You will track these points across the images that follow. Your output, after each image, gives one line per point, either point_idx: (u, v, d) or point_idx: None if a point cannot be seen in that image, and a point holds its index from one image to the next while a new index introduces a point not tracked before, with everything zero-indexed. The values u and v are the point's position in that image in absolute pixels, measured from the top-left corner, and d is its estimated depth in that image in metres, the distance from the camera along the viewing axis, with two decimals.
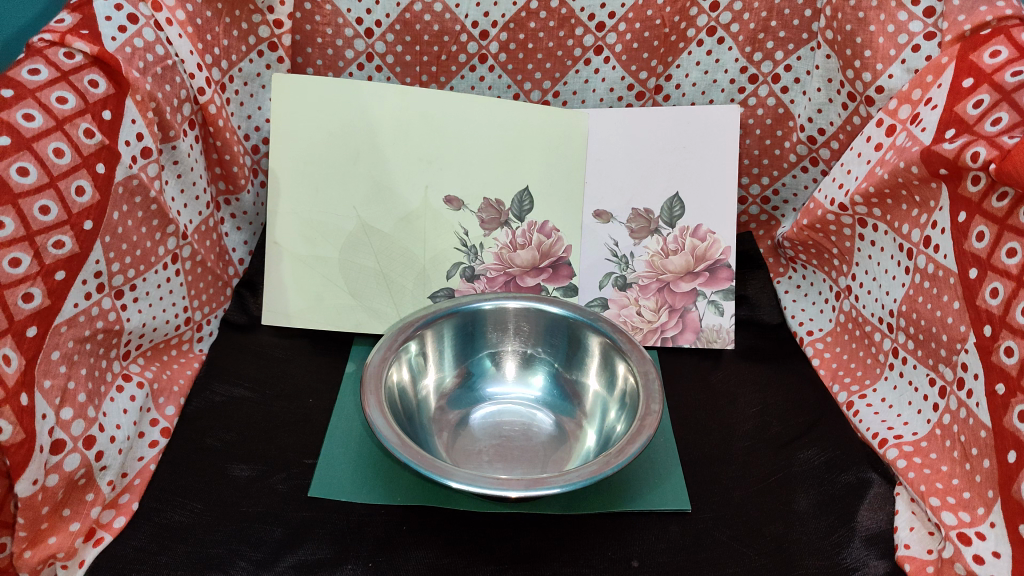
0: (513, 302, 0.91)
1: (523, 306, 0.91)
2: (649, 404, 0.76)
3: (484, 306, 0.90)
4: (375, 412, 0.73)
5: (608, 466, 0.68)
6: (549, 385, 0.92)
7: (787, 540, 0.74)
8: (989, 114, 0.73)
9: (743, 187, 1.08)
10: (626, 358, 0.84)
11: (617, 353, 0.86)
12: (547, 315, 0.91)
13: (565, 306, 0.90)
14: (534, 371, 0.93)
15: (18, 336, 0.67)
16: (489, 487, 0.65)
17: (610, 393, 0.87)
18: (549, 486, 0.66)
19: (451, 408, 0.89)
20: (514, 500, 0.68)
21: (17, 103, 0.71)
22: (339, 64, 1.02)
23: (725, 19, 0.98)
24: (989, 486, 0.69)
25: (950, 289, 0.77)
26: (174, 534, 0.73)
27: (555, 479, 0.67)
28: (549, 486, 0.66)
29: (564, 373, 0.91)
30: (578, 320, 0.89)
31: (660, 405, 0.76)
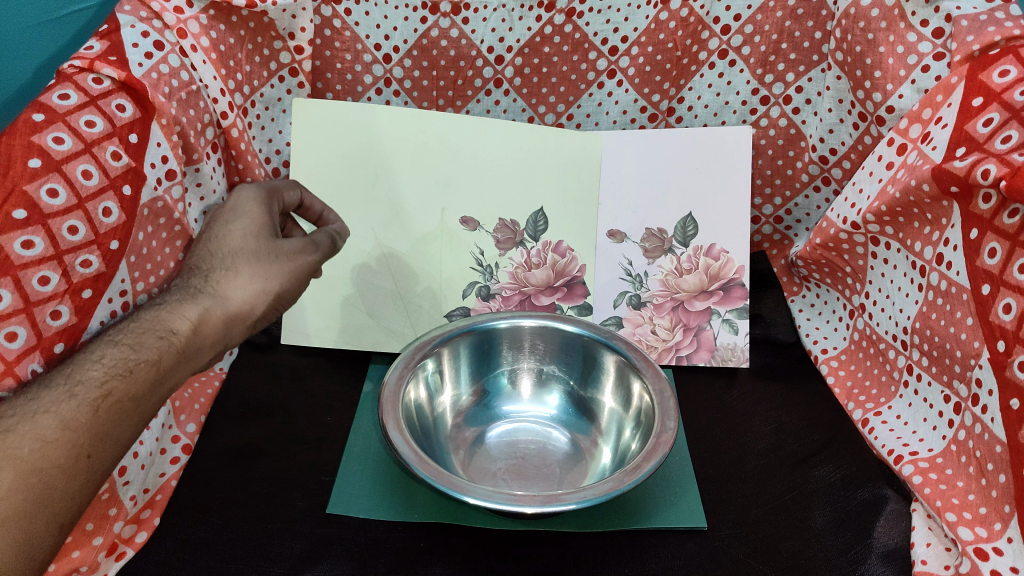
0: (530, 320, 0.92)
1: (539, 325, 0.92)
2: (664, 421, 0.76)
3: (499, 325, 0.91)
4: (392, 429, 0.74)
5: (623, 483, 0.69)
6: (564, 403, 0.93)
7: (803, 557, 0.74)
8: (998, 132, 0.74)
9: (756, 207, 1.09)
10: (641, 375, 0.84)
11: (632, 371, 0.86)
12: (562, 333, 0.92)
13: (581, 324, 0.91)
14: (549, 390, 0.93)
15: (46, 352, 0.70)
16: (503, 502, 0.66)
17: (625, 411, 0.87)
18: (567, 502, 0.66)
19: (468, 426, 0.90)
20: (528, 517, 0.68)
21: (48, 127, 0.74)
22: (358, 89, 1.04)
23: (736, 42, 0.99)
24: (1006, 501, 0.69)
25: (963, 305, 0.77)
26: (195, 550, 0.74)
27: (571, 495, 0.67)
28: (564, 502, 0.66)
29: (579, 391, 0.92)
30: (594, 339, 0.90)
31: (676, 423, 0.76)
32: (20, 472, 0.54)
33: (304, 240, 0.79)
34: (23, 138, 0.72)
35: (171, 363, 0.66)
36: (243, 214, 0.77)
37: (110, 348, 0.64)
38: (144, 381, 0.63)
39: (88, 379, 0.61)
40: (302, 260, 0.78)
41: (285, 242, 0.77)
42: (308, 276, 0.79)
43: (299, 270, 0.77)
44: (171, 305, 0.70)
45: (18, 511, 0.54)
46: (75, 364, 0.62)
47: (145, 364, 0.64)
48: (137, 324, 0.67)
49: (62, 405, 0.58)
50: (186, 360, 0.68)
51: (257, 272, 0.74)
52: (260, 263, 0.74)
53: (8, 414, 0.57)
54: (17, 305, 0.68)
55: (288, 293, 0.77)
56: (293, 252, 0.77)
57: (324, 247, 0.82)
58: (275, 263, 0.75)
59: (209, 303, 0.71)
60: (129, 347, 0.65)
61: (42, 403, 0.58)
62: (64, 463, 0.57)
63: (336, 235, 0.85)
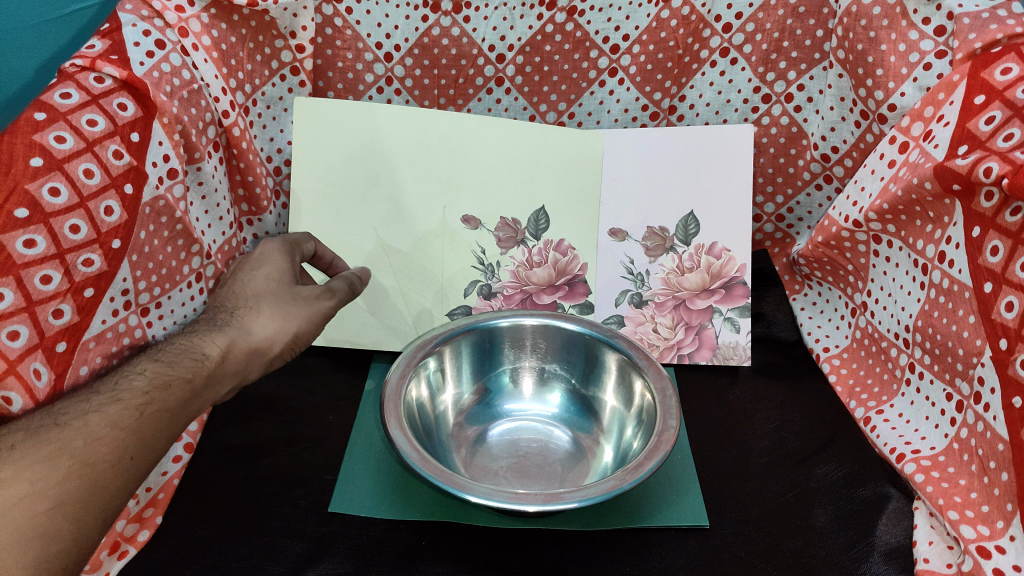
0: (531, 319, 0.91)
1: (540, 324, 0.91)
2: (666, 419, 0.76)
3: (500, 323, 0.91)
4: (393, 428, 0.74)
5: (624, 482, 0.69)
6: (566, 402, 0.93)
7: (806, 556, 0.74)
8: (1001, 130, 0.74)
9: (758, 205, 1.09)
10: (643, 374, 0.84)
11: (634, 369, 0.86)
12: (564, 332, 0.91)
13: (583, 323, 0.90)
14: (551, 388, 0.93)
15: (49, 351, 0.70)
16: (506, 500, 0.66)
17: (627, 410, 0.87)
18: (568, 500, 0.66)
19: (469, 424, 0.90)
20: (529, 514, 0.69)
21: (50, 126, 0.74)
22: (359, 87, 1.04)
23: (737, 39, 0.99)
24: (1008, 499, 0.69)
25: (966, 303, 0.77)
26: (197, 549, 0.74)
27: (572, 494, 0.67)
28: (566, 501, 0.66)
29: (581, 389, 0.92)
30: (596, 337, 0.89)
31: (678, 421, 0.76)
32: (74, 464, 0.58)
33: (321, 286, 0.84)
34: (25, 137, 0.72)
35: (203, 383, 0.71)
36: (266, 263, 0.84)
37: (150, 364, 0.68)
38: (180, 396, 0.67)
39: (132, 388, 0.65)
40: (322, 302, 0.82)
41: (304, 287, 0.82)
42: (326, 319, 0.83)
43: (317, 313, 0.81)
44: (201, 333, 0.75)
45: (70, 500, 0.57)
46: (118, 376, 0.67)
47: (182, 381, 0.68)
48: (171, 347, 0.72)
49: (110, 409, 0.62)
50: (214, 383, 0.72)
51: (277, 313, 0.79)
52: (280, 305, 0.79)
53: (60, 414, 0.61)
54: (19, 305, 0.68)
55: (307, 335, 0.81)
56: (313, 295, 0.82)
57: (345, 292, 0.85)
58: (294, 304, 0.80)
59: (234, 335, 0.76)
60: (168, 364, 0.69)
61: (90, 407, 0.62)
62: (110, 462, 0.60)
63: (357, 283, 0.89)
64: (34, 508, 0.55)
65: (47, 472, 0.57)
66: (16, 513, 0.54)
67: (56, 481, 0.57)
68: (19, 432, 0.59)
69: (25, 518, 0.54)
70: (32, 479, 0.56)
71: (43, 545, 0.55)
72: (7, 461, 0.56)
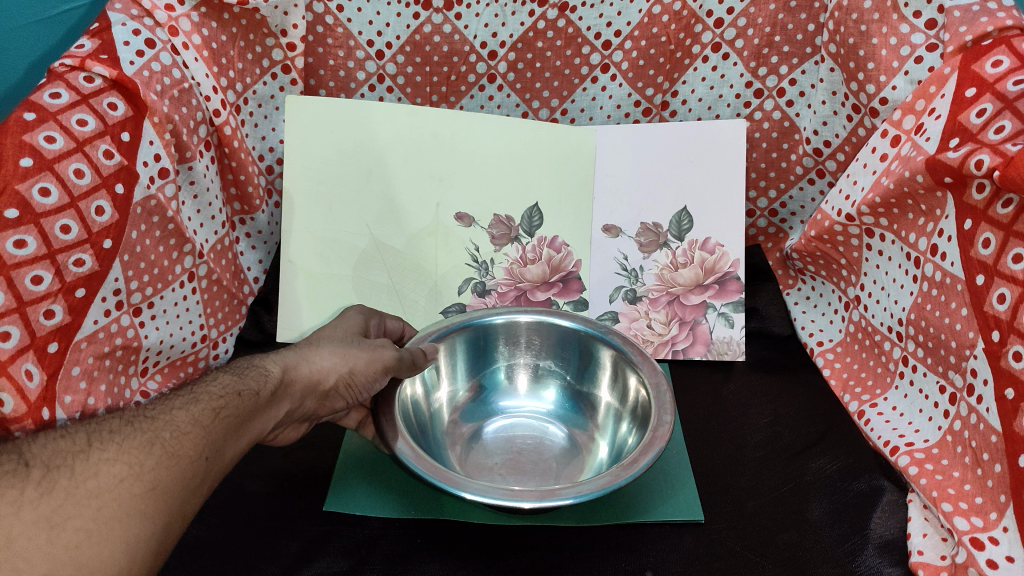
0: (525, 316, 0.91)
1: (534, 320, 0.91)
2: (660, 414, 0.76)
3: (494, 320, 0.91)
4: (388, 426, 0.74)
5: (619, 477, 0.68)
6: (561, 399, 0.93)
7: (801, 549, 0.74)
8: (992, 122, 0.74)
9: (751, 200, 1.09)
10: (637, 369, 0.84)
11: (628, 365, 0.86)
12: (558, 328, 0.91)
13: (577, 319, 0.90)
14: (546, 386, 0.93)
15: (40, 351, 0.70)
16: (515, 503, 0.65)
17: (622, 408, 0.87)
18: (561, 497, 0.66)
19: (465, 422, 0.90)
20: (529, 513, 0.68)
21: (39, 126, 0.74)
22: (351, 85, 1.04)
23: (729, 35, 0.99)
24: (1001, 490, 0.69)
25: (958, 296, 0.77)
26: (192, 549, 0.74)
27: (566, 490, 0.67)
28: (560, 497, 0.66)
29: (576, 385, 0.92)
30: (591, 335, 0.89)
31: (672, 416, 0.76)
32: (163, 452, 0.56)
33: (387, 341, 0.77)
34: (15, 137, 0.72)
35: (267, 399, 0.67)
36: (340, 318, 0.81)
37: (222, 374, 0.66)
38: (248, 406, 0.64)
39: (206, 393, 0.63)
40: (385, 355, 0.74)
41: (371, 339, 0.76)
42: (382, 376, 0.74)
43: (374, 363, 0.73)
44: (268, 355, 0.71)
45: (164, 487, 0.55)
46: (194, 382, 0.65)
47: (251, 391, 0.65)
48: (240, 363, 0.69)
49: (188, 407, 0.61)
50: (271, 405, 0.68)
51: (336, 352, 0.73)
52: (341, 345, 0.74)
53: (145, 411, 0.60)
54: (11, 305, 0.68)
55: (359, 383, 0.73)
56: (379, 347, 0.75)
57: (410, 361, 0.77)
58: (353, 347, 0.74)
59: (294, 361, 0.71)
60: (239, 372, 0.67)
61: (174, 405, 0.61)
62: (192, 458, 0.58)
63: (427, 358, 0.80)
64: (132, 488, 0.53)
65: (142, 458, 0.55)
66: (116, 489, 0.53)
67: (150, 466, 0.55)
68: (116, 422, 0.58)
69: (125, 497, 0.53)
70: (130, 462, 0.54)
71: (141, 524, 0.52)
72: (108, 444, 0.55)
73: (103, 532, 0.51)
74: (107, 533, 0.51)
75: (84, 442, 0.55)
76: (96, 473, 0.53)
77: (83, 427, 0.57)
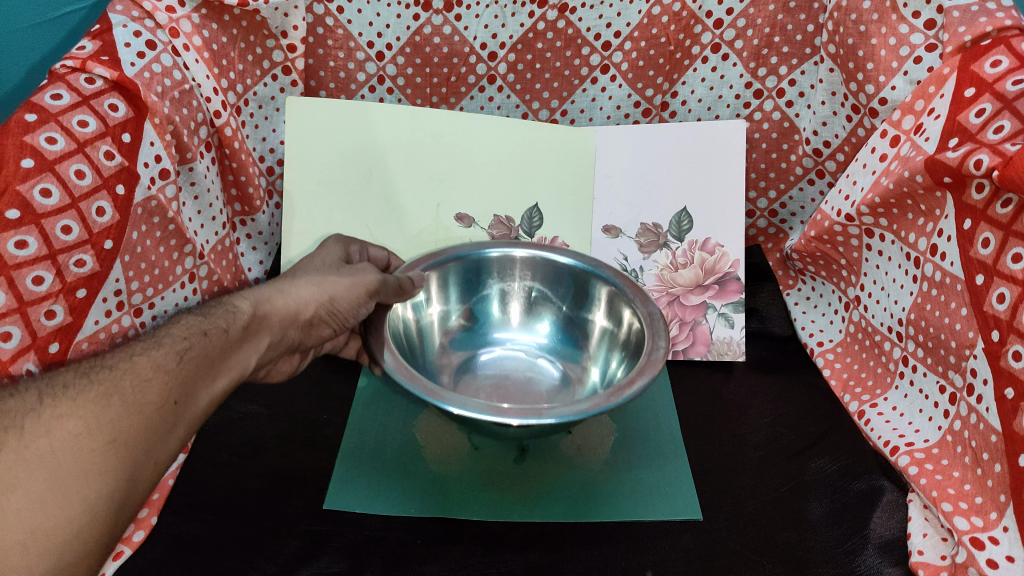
0: (520, 251, 0.90)
1: (530, 255, 0.90)
2: (654, 340, 0.75)
3: (489, 254, 0.90)
4: (376, 342, 0.74)
5: (607, 402, 0.66)
6: (555, 336, 0.93)
7: (801, 549, 0.74)
8: (991, 122, 0.74)
9: (751, 200, 1.09)
10: (630, 302, 0.83)
11: (623, 301, 0.85)
12: (554, 264, 0.90)
13: (572, 255, 0.89)
14: (540, 318, 0.93)
15: (41, 351, 0.71)
16: (503, 411, 0.64)
17: (613, 339, 0.86)
18: (545, 416, 0.64)
19: (454, 351, 0.91)
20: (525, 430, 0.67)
21: (41, 127, 0.74)
22: (351, 87, 1.04)
23: (729, 36, 0.99)
24: (1001, 490, 0.70)
25: (958, 296, 0.77)
26: (191, 548, 0.74)
27: (553, 410, 0.65)
28: (544, 416, 0.64)
29: (570, 323, 0.92)
30: (588, 271, 0.88)
31: (667, 339, 0.75)
32: (124, 403, 0.55)
33: (366, 265, 0.76)
34: (16, 138, 0.72)
35: (241, 335, 0.66)
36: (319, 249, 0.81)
37: (188, 316, 0.65)
38: (218, 345, 0.64)
39: (171, 335, 0.62)
40: (367, 279, 0.74)
41: (347, 265, 0.75)
42: (364, 300, 0.74)
43: (355, 287, 0.73)
44: (239, 292, 0.70)
45: (126, 438, 0.54)
46: (160, 326, 0.64)
47: (220, 329, 0.65)
48: (210, 303, 0.68)
49: (150, 352, 0.59)
50: (247, 341, 0.67)
51: (312, 284, 0.72)
52: (316, 275, 0.73)
53: (104, 360, 0.58)
54: (11, 306, 0.69)
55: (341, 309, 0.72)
56: (358, 271, 0.74)
57: (395, 287, 0.76)
58: (329, 275, 0.73)
59: (266, 296, 0.70)
60: (207, 313, 0.66)
61: (135, 351, 0.59)
62: (158, 403, 0.57)
63: (414, 285, 0.79)
64: (91, 444, 0.52)
65: (101, 410, 0.54)
66: (72, 448, 0.51)
67: (110, 418, 0.54)
68: (70, 375, 0.56)
69: (84, 454, 0.51)
70: (86, 417, 0.53)
71: (101, 483, 0.52)
72: (60, 400, 0.53)
73: (59, 496, 0.50)
74: (63, 496, 0.50)
75: (35, 400, 0.53)
76: (50, 432, 0.52)
77: (35, 383, 0.56)
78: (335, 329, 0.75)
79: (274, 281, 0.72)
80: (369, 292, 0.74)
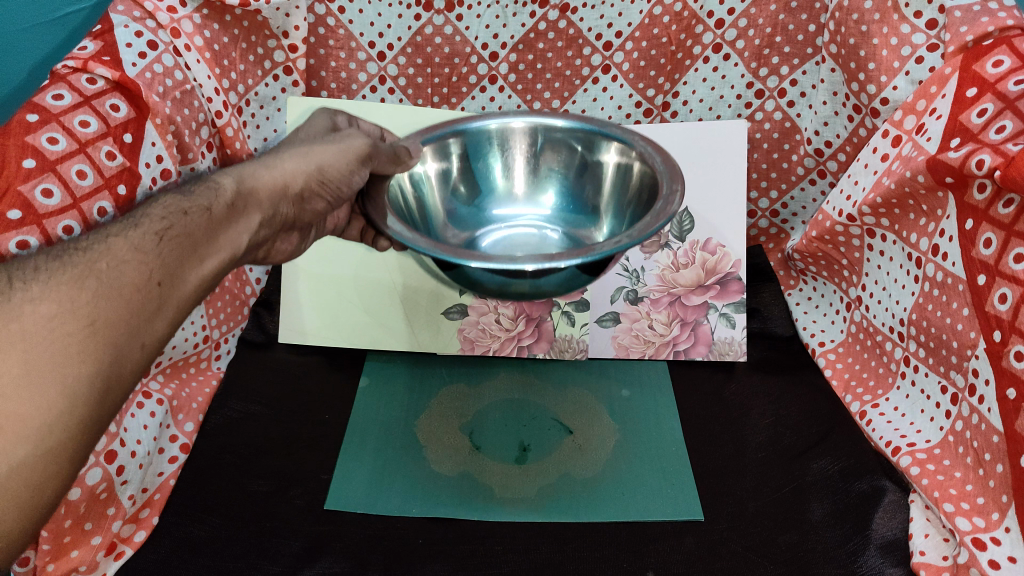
0: (518, 120, 0.80)
1: (528, 124, 0.80)
2: (671, 186, 0.67)
3: (485, 127, 0.80)
4: (374, 209, 0.67)
5: (625, 240, 0.60)
6: (562, 209, 0.81)
7: (803, 550, 0.74)
8: (992, 122, 0.74)
9: (752, 201, 1.09)
10: (642, 155, 0.73)
11: (634, 157, 0.74)
12: (555, 130, 0.79)
13: (574, 119, 0.79)
14: (545, 189, 0.82)
15: None
16: (497, 260, 0.58)
17: (624, 197, 0.75)
18: (569, 259, 0.58)
19: (455, 227, 0.79)
20: (529, 282, 0.61)
21: (42, 127, 0.73)
22: (352, 87, 1.04)
23: (730, 36, 0.99)
24: (1003, 491, 0.69)
25: (960, 296, 0.77)
26: (193, 549, 0.74)
27: (576, 253, 0.59)
28: (568, 259, 0.58)
29: (576, 195, 0.81)
30: (592, 131, 0.78)
31: (685, 184, 0.66)
32: (100, 283, 0.52)
33: (356, 132, 0.72)
34: (17, 138, 0.72)
35: (227, 212, 0.64)
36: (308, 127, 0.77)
37: (168, 196, 0.62)
38: (200, 222, 0.61)
39: (150, 216, 0.60)
40: (356, 144, 0.70)
41: (336, 135, 0.71)
42: (356, 165, 0.70)
43: (346, 156, 0.69)
44: (223, 173, 0.67)
45: (103, 319, 0.51)
46: (140, 207, 0.61)
47: (201, 207, 0.62)
48: (194, 184, 0.65)
49: (126, 232, 0.57)
50: (234, 217, 0.64)
51: (298, 158, 0.68)
52: (301, 149, 0.69)
53: (78, 241, 0.56)
54: None
55: (332, 181, 0.69)
56: (347, 138, 0.70)
57: (390, 154, 0.70)
58: (316, 147, 0.69)
59: (250, 175, 0.67)
60: (188, 193, 0.63)
61: (110, 232, 0.57)
62: (136, 285, 0.54)
63: (414, 155, 0.72)
64: (64, 327, 0.49)
65: (73, 293, 0.51)
66: (46, 331, 0.49)
67: (84, 300, 0.51)
68: (41, 259, 0.53)
69: (58, 337, 0.49)
70: (58, 299, 0.50)
71: (81, 363, 0.49)
72: (30, 282, 0.50)
73: (33, 380, 0.47)
74: (40, 377, 0.48)
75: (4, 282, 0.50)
76: (19, 316, 0.49)
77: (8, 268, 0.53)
78: (332, 206, 0.72)
79: (260, 160, 0.69)
80: (362, 158, 0.70)
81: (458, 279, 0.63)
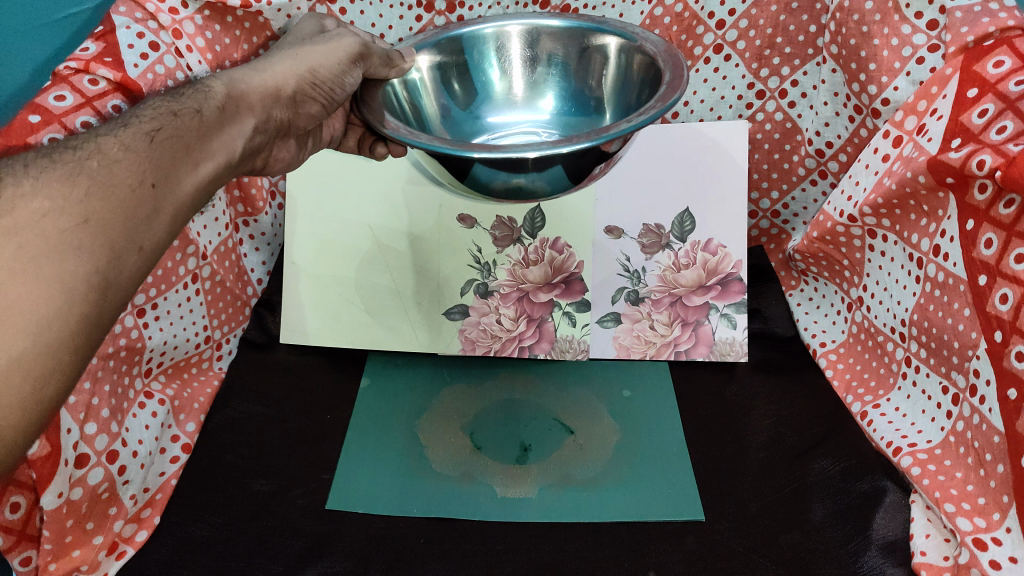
0: (515, 23, 0.81)
1: (525, 27, 0.81)
2: (676, 72, 0.68)
3: (481, 31, 0.81)
4: (371, 116, 0.69)
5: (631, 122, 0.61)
6: (560, 113, 0.83)
7: (805, 550, 0.75)
8: (993, 122, 0.74)
9: (754, 201, 1.10)
10: (641, 48, 0.75)
11: (632, 52, 0.76)
12: (552, 32, 0.81)
13: (570, 19, 0.80)
14: (543, 94, 0.83)
15: None
16: (501, 149, 0.59)
17: (624, 92, 0.77)
18: (573, 142, 0.59)
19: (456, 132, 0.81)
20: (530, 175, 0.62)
21: (44, 128, 0.74)
22: None
23: (731, 36, 0.98)
24: (1004, 491, 0.69)
25: (961, 297, 0.77)
26: (195, 549, 0.74)
27: (580, 137, 0.60)
28: (573, 143, 0.59)
29: (574, 96, 0.82)
30: (588, 29, 0.79)
31: (690, 69, 0.67)
32: (94, 179, 0.51)
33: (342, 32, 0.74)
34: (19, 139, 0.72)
35: (221, 114, 0.63)
36: (292, 36, 0.78)
37: (158, 100, 0.62)
38: (193, 122, 0.60)
39: (141, 116, 0.58)
40: (346, 42, 0.71)
41: (323, 38, 0.73)
42: (348, 65, 0.71)
43: (338, 55, 0.71)
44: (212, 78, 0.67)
45: (99, 217, 0.49)
46: (129, 112, 0.60)
47: (192, 109, 0.61)
48: (182, 90, 0.64)
49: (118, 132, 0.56)
50: (229, 118, 0.64)
51: (289, 62, 0.70)
52: (290, 52, 0.70)
53: (66, 142, 0.54)
54: None
55: (326, 81, 0.70)
56: (336, 37, 0.72)
57: (383, 57, 0.73)
58: (305, 49, 0.71)
59: (241, 80, 0.67)
60: (179, 95, 0.62)
61: (100, 133, 0.55)
62: (130, 183, 0.53)
63: (405, 60, 0.75)
64: (58, 222, 0.48)
65: (67, 189, 0.49)
66: (40, 223, 0.47)
67: (77, 195, 0.49)
68: (30, 157, 0.51)
69: (53, 230, 0.47)
70: (51, 194, 0.48)
71: (80, 260, 0.48)
72: (22, 177, 0.49)
73: (32, 272, 0.45)
74: (38, 271, 0.46)
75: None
76: (12, 209, 0.47)
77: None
78: (326, 111, 0.73)
79: (248, 65, 0.70)
80: (353, 59, 0.71)
81: (463, 174, 0.64)
